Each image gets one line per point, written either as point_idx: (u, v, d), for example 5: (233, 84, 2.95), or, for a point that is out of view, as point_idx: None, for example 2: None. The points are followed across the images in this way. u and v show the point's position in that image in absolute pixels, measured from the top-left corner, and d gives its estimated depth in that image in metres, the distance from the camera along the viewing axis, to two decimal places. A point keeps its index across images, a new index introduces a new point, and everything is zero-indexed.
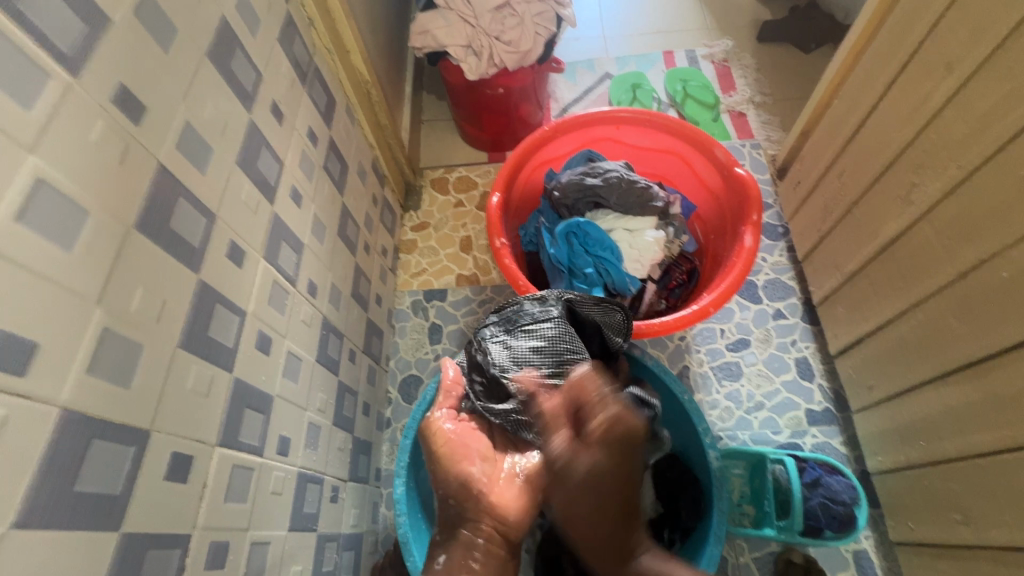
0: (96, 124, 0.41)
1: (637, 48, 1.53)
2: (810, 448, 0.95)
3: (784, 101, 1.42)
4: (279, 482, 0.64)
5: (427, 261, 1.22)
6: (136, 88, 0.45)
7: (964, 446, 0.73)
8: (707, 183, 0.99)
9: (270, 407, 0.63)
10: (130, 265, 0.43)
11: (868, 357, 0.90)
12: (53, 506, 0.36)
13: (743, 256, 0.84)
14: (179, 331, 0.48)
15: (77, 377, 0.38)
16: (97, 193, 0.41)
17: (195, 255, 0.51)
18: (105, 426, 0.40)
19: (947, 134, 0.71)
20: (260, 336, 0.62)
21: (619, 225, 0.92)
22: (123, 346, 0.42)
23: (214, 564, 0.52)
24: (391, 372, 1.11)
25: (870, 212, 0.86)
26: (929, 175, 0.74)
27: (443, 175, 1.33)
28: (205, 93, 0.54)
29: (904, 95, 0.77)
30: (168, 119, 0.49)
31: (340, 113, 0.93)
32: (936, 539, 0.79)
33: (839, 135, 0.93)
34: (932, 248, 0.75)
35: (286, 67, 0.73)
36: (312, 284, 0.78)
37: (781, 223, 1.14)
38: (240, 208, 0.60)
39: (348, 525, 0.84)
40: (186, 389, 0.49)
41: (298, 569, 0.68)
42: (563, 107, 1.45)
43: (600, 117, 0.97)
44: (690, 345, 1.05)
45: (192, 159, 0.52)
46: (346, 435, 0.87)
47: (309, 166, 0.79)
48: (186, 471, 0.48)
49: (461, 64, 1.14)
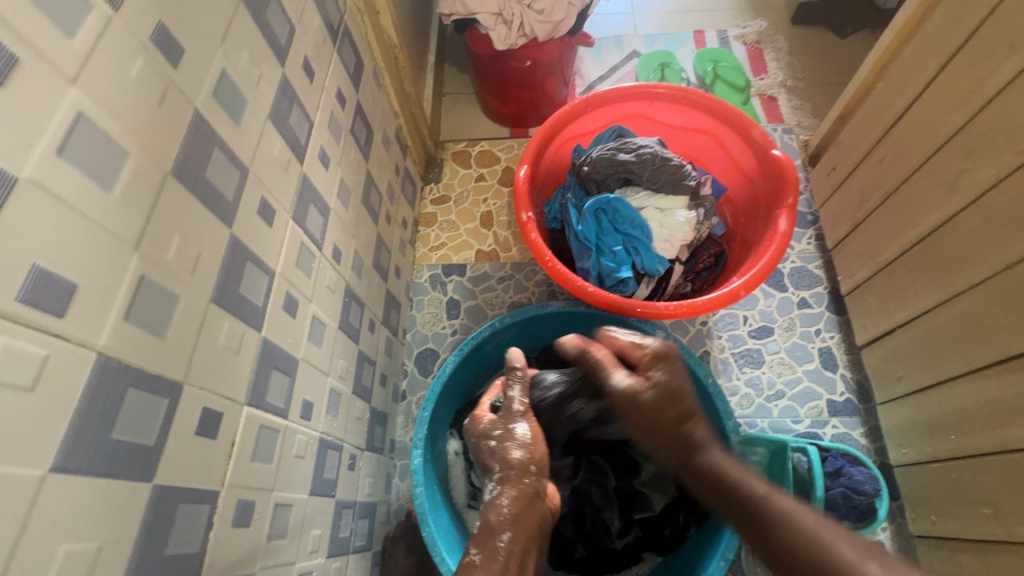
0: (137, 61, 0.39)
1: (667, 26, 1.48)
2: (830, 439, 0.94)
3: (817, 87, 1.38)
4: (302, 446, 0.64)
5: (446, 235, 1.21)
6: (176, 28, 0.43)
7: (997, 440, 0.71)
8: (740, 164, 0.96)
9: (295, 370, 0.62)
10: (167, 213, 0.42)
11: (898, 348, 0.88)
12: (91, 452, 0.35)
13: (777, 240, 0.82)
14: (213, 285, 0.47)
15: (116, 324, 0.37)
16: (137, 134, 0.39)
17: (229, 208, 0.50)
18: (142, 374, 0.39)
19: (1003, 120, 0.68)
20: (288, 298, 0.61)
21: (650, 203, 0.90)
22: (160, 295, 0.41)
23: (241, 522, 0.51)
24: (408, 345, 1.10)
25: (911, 199, 0.83)
26: (980, 162, 0.71)
27: (465, 148, 1.31)
28: (240, 41, 0.52)
29: (960, 78, 0.74)
30: (205, 66, 0.47)
31: (368, 76, 0.90)
32: (958, 532, 0.79)
33: (881, 120, 0.90)
34: (978, 239, 0.73)
35: (318, 23, 0.70)
36: (337, 249, 0.77)
37: (812, 211, 1.11)
38: (272, 165, 0.58)
39: (363, 493, 0.84)
40: (218, 344, 0.48)
41: (317, 533, 0.67)
42: (589, 84, 1.42)
43: (634, 92, 0.94)
44: (711, 330, 1.03)
45: (227, 109, 0.50)
46: (365, 405, 0.87)
47: (337, 129, 0.77)
48: (216, 427, 0.47)
49: (490, 33, 1.11)
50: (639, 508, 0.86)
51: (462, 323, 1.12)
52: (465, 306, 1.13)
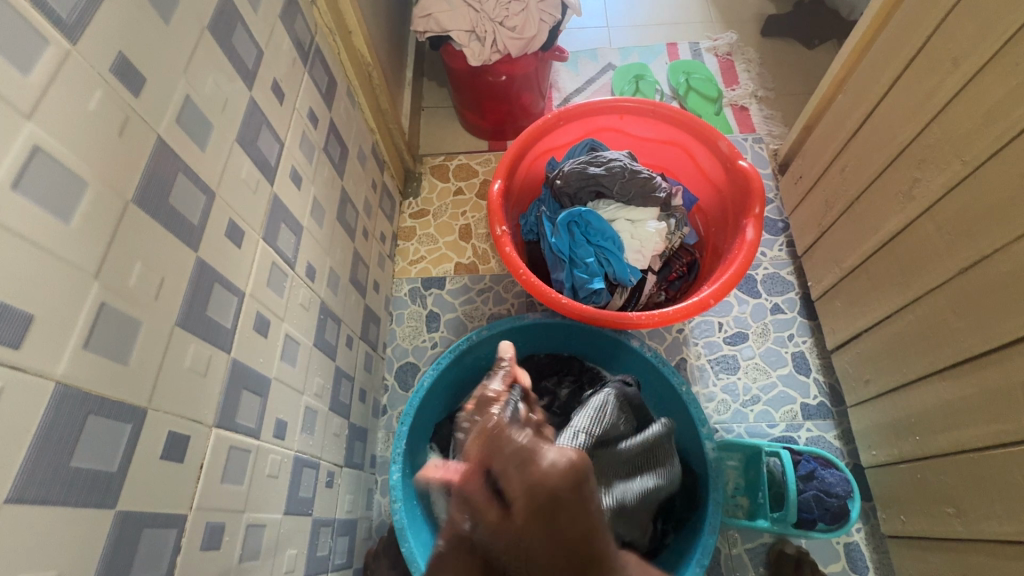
0: (95, 93, 0.40)
1: (640, 39, 1.52)
2: (805, 442, 0.96)
3: (788, 97, 1.42)
4: (276, 465, 0.64)
5: (425, 249, 1.21)
6: (136, 58, 0.44)
7: (959, 439, 0.74)
8: (709, 175, 0.98)
9: (267, 389, 0.63)
10: (129, 240, 0.42)
11: (865, 351, 0.90)
12: (50, 480, 0.35)
13: (744, 249, 0.84)
14: (177, 308, 0.48)
15: (75, 352, 0.37)
16: (96, 163, 0.40)
17: (194, 233, 0.50)
18: (102, 401, 0.39)
19: (951, 130, 0.71)
20: (258, 317, 0.62)
21: (621, 215, 0.92)
22: (121, 321, 0.41)
23: (209, 545, 0.51)
24: (388, 359, 1.10)
25: (871, 207, 0.86)
26: (932, 170, 0.74)
27: (443, 162, 1.32)
28: (205, 67, 0.53)
29: (911, 90, 0.77)
30: (167, 93, 0.48)
31: (341, 95, 0.91)
32: (926, 531, 0.80)
33: (842, 130, 0.93)
34: (933, 244, 0.75)
35: (287, 45, 0.71)
36: (311, 267, 0.77)
37: (782, 218, 1.14)
38: (239, 187, 0.59)
39: (342, 510, 0.84)
40: (184, 368, 0.48)
41: (293, 553, 0.67)
42: (565, 97, 1.44)
43: (605, 106, 0.96)
44: (687, 338, 1.05)
45: (192, 135, 0.51)
46: (343, 421, 0.87)
47: (309, 148, 0.78)
48: (183, 450, 0.48)
49: (464, 49, 1.13)
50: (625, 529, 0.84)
51: (442, 336, 1.13)
52: (445, 319, 1.14)
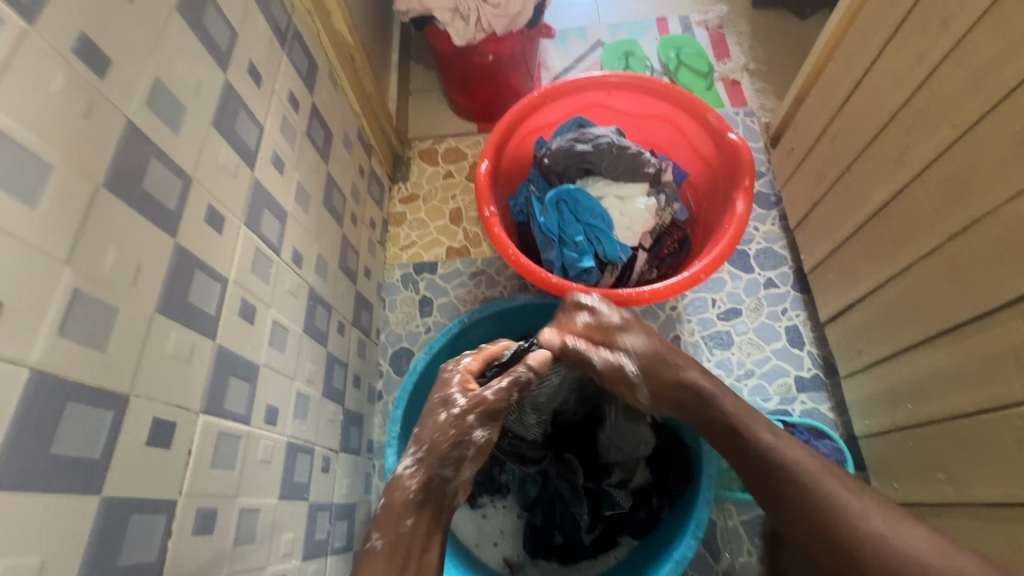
0: (57, 75, 0.39)
1: (630, 13, 1.49)
2: (799, 415, 0.97)
3: (780, 69, 1.40)
4: (268, 450, 0.64)
5: (416, 234, 1.21)
6: (100, 39, 0.43)
7: (950, 406, 0.74)
8: (699, 149, 0.97)
9: (256, 376, 0.63)
10: (101, 226, 0.42)
11: (857, 322, 0.90)
12: (29, 467, 0.35)
13: (735, 222, 0.83)
14: (156, 295, 0.47)
15: (48, 339, 0.37)
16: (62, 147, 0.39)
17: (172, 218, 0.50)
18: (81, 389, 0.39)
19: (941, 94, 0.70)
20: (243, 304, 0.61)
21: (610, 193, 0.92)
22: (97, 308, 0.41)
23: (202, 530, 0.51)
24: (382, 346, 1.10)
25: (862, 177, 0.85)
26: (923, 136, 0.73)
27: (431, 146, 1.30)
28: (175, 48, 0.52)
29: (900, 55, 0.76)
30: (136, 76, 0.47)
31: (323, 77, 0.90)
32: (919, 497, 0.81)
33: (833, 99, 0.92)
34: (924, 211, 0.74)
35: (263, 26, 0.69)
36: (297, 253, 0.77)
37: (774, 192, 1.13)
38: (217, 172, 0.58)
39: (340, 495, 0.85)
40: (167, 354, 0.48)
41: (290, 537, 0.68)
42: (554, 76, 1.42)
43: (592, 82, 0.95)
44: (681, 315, 1.04)
45: (165, 118, 0.50)
46: (337, 407, 0.87)
47: (291, 132, 0.77)
48: (169, 436, 0.48)
49: (448, 29, 1.11)
50: (607, 506, 0.84)
51: (435, 321, 1.12)
52: (438, 304, 1.14)
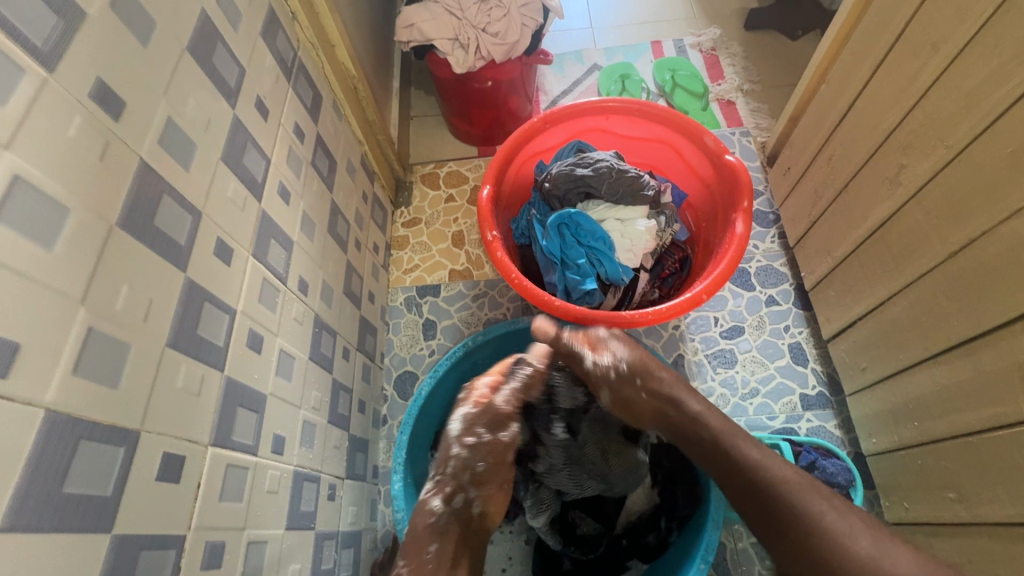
0: (75, 119, 0.40)
1: (625, 38, 1.52)
2: (806, 433, 0.96)
3: (773, 89, 1.42)
4: (275, 480, 0.64)
5: (419, 256, 1.22)
6: (116, 84, 0.44)
7: (957, 423, 0.74)
8: (697, 171, 0.99)
9: (263, 406, 0.63)
10: (115, 263, 0.43)
11: (860, 340, 0.91)
12: (42, 506, 0.36)
13: (734, 243, 0.84)
14: (167, 329, 0.48)
15: (62, 379, 0.38)
16: (79, 192, 0.40)
17: (182, 254, 0.51)
18: (93, 426, 0.40)
19: (934, 114, 0.71)
20: (251, 334, 0.62)
21: (610, 215, 0.93)
22: (109, 345, 0.42)
23: (211, 563, 0.51)
24: (387, 369, 1.11)
25: (859, 194, 0.86)
26: (917, 156, 0.74)
27: (433, 170, 1.32)
28: (186, 88, 0.53)
29: (893, 78, 0.77)
30: (149, 117, 0.48)
31: (327, 108, 0.92)
32: (930, 517, 0.80)
33: (827, 121, 0.94)
34: (923, 230, 0.75)
35: (270, 62, 0.71)
36: (303, 281, 0.77)
37: (773, 210, 1.14)
38: (228, 206, 0.59)
39: (346, 522, 0.84)
40: (176, 388, 0.49)
41: (296, 568, 0.67)
42: (552, 99, 1.45)
43: (590, 107, 0.97)
44: (684, 334, 1.05)
45: (177, 156, 0.51)
46: (342, 433, 0.87)
47: (297, 163, 0.78)
48: (178, 470, 0.48)
49: (448, 57, 1.13)
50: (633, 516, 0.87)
51: (439, 344, 1.13)
52: (441, 327, 1.14)
